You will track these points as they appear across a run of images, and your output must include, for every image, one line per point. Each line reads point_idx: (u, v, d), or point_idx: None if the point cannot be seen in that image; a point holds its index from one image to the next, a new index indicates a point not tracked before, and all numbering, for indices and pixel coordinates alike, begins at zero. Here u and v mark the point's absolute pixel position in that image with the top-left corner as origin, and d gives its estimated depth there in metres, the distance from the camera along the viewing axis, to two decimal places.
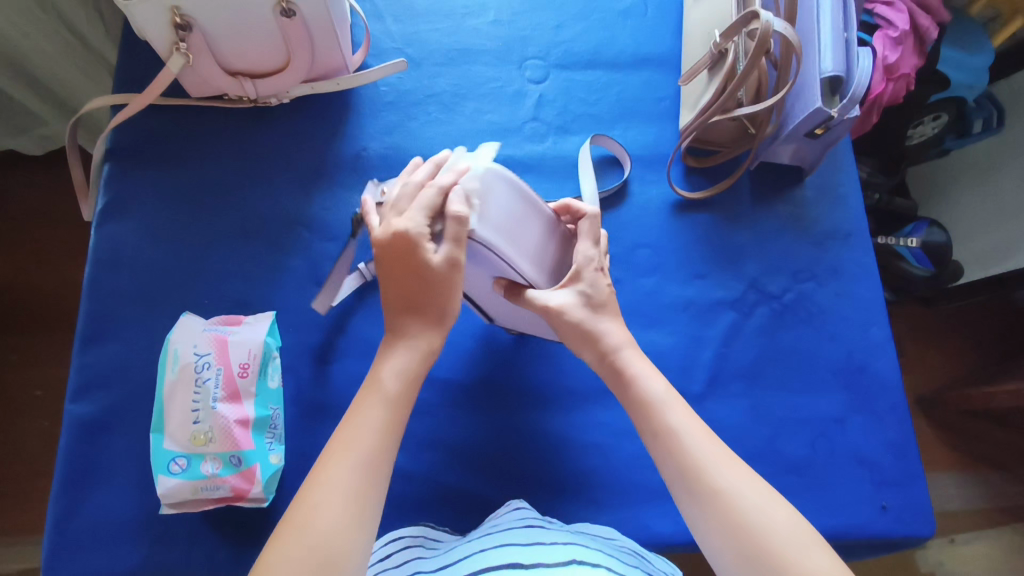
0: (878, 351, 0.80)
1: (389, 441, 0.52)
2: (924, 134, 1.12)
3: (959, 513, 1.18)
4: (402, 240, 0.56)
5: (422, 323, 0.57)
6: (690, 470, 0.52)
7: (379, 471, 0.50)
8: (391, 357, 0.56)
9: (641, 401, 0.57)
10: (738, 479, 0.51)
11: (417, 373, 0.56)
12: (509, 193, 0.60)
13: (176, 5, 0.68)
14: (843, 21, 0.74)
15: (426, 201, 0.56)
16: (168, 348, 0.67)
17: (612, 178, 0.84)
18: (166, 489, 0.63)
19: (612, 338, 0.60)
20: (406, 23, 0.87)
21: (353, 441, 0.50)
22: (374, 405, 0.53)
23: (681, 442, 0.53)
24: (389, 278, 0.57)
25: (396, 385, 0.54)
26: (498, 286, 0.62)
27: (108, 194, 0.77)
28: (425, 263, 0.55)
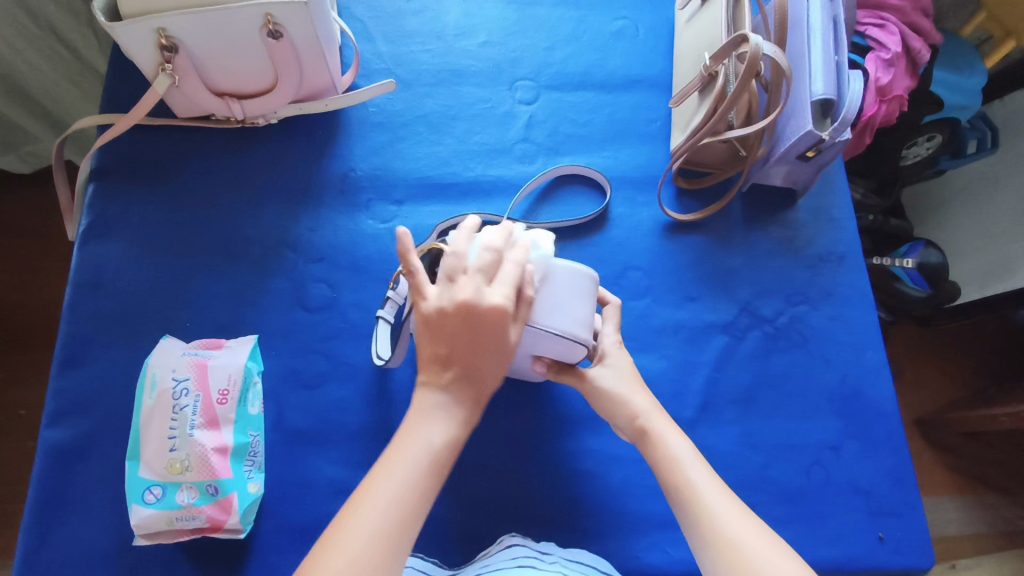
0: (872, 377, 0.78)
1: (422, 498, 0.49)
2: (917, 154, 1.12)
3: (960, 538, 1.15)
4: (495, 314, 0.52)
5: (477, 390, 0.55)
6: (704, 522, 0.52)
7: (406, 529, 0.48)
8: (427, 415, 0.53)
9: (668, 458, 0.57)
10: (753, 537, 0.50)
11: (456, 436, 0.53)
12: (573, 280, 0.59)
13: (161, 27, 0.67)
14: (832, 44, 0.74)
15: (513, 277, 0.54)
16: (146, 373, 0.65)
17: (592, 203, 0.82)
18: (140, 520, 0.61)
19: (636, 405, 0.61)
20: (397, 44, 0.87)
21: (386, 491, 0.48)
22: (414, 453, 0.51)
23: (700, 497, 0.54)
24: (459, 344, 0.53)
25: (434, 440, 0.52)
26: (538, 367, 0.63)
27: (91, 214, 0.76)
28: (507, 336, 0.54)
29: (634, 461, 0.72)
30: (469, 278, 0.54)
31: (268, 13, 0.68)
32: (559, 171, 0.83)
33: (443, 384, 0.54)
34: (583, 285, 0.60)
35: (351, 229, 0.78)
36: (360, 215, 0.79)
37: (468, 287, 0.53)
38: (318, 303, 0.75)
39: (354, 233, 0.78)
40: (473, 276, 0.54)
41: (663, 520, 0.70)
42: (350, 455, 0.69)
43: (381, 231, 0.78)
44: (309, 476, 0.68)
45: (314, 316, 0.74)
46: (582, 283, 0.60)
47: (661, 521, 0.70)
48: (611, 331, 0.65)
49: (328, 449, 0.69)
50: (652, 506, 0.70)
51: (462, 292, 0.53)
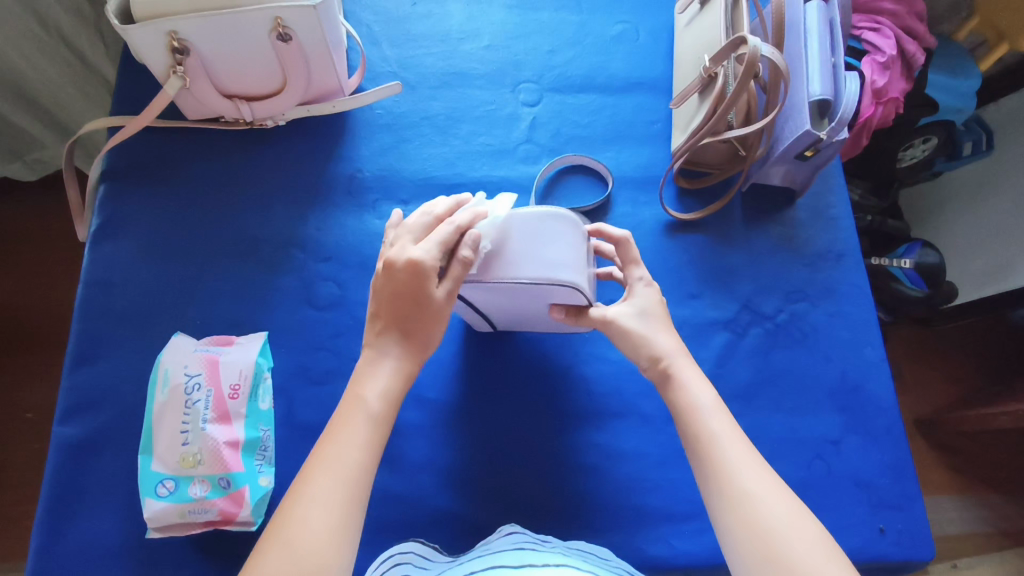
0: (872, 372, 0.79)
1: (369, 454, 0.52)
2: (914, 156, 1.13)
3: (962, 537, 1.16)
4: (412, 269, 0.54)
5: (411, 343, 0.56)
6: (720, 473, 0.54)
7: (358, 488, 0.50)
8: (373, 369, 0.55)
9: (687, 406, 0.58)
10: (768, 492, 0.52)
11: (396, 391, 0.55)
12: (541, 230, 0.59)
13: (174, 30, 0.69)
14: (828, 47, 0.76)
15: (441, 237, 0.56)
16: (158, 369, 0.67)
17: (595, 194, 0.84)
18: (153, 513, 0.62)
19: (661, 348, 0.61)
20: (402, 48, 0.89)
21: (339, 452, 0.51)
22: (355, 416, 0.53)
23: (718, 449, 0.55)
24: (385, 300, 0.56)
25: (374, 398, 0.54)
26: (557, 313, 0.64)
27: (103, 214, 0.77)
28: (430, 291, 0.55)
29: (638, 454, 0.73)
30: (402, 238, 0.58)
31: (278, 17, 0.70)
32: (562, 164, 0.85)
33: (374, 336, 0.57)
34: (551, 222, 0.59)
35: (358, 228, 0.80)
36: (367, 215, 0.80)
37: (398, 247, 0.57)
38: (326, 300, 0.76)
39: (361, 232, 0.79)
40: (405, 238, 0.57)
41: (668, 513, 0.71)
42: None
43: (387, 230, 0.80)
44: None
45: (323, 313, 0.75)
46: (553, 221, 0.59)
47: (666, 514, 0.71)
48: (635, 266, 0.65)
49: None
50: (656, 499, 0.71)
51: (394, 252, 0.57)
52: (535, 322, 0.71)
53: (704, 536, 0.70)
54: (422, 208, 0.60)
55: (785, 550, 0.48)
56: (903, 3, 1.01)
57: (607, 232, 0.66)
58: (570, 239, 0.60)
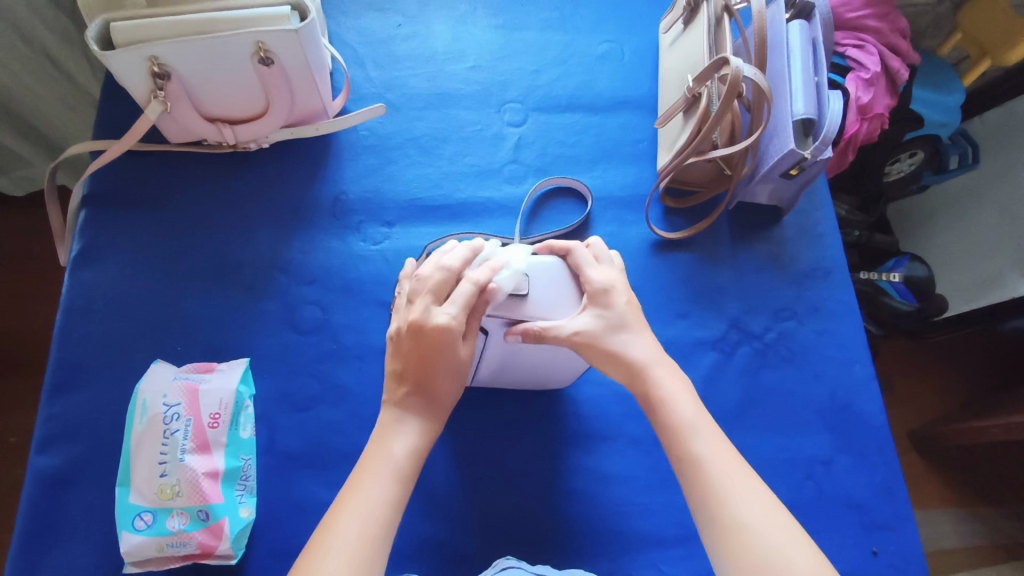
0: (861, 391, 0.79)
1: (394, 509, 0.52)
2: (901, 170, 1.14)
3: (958, 552, 1.15)
4: (437, 334, 0.55)
5: (433, 406, 0.57)
6: (712, 498, 0.52)
7: (382, 541, 0.50)
8: (397, 427, 0.56)
9: (674, 426, 0.56)
10: (761, 515, 0.51)
11: (420, 443, 0.56)
12: (551, 284, 0.60)
13: (154, 55, 0.68)
14: (811, 67, 0.76)
15: (465, 298, 0.56)
16: (137, 398, 0.65)
17: (575, 211, 0.84)
18: (129, 547, 0.61)
19: (638, 360, 0.58)
20: (387, 69, 0.89)
21: (354, 517, 0.50)
22: (379, 474, 0.53)
23: (706, 473, 0.53)
24: (411, 364, 0.56)
25: (401, 450, 0.54)
26: (513, 336, 0.58)
27: (84, 239, 0.76)
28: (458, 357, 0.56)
29: (627, 478, 0.72)
30: (422, 299, 0.57)
31: (260, 41, 0.69)
32: (538, 186, 0.83)
33: (398, 399, 0.57)
34: (554, 274, 0.60)
35: (342, 251, 0.79)
36: (351, 237, 0.80)
37: (418, 310, 0.56)
38: (310, 324, 0.75)
39: (345, 255, 0.79)
40: (425, 298, 0.57)
41: (657, 538, 0.70)
42: (343, 478, 0.68)
43: (372, 252, 0.79)
44: (302, 498, 0.67)
45: (306, 338, 0.74)
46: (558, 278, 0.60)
47: (655, 539, 0.70)
48: (591, 271, 0.60)
49: (321, 472, 0.69)
50: (645, 523, 0.70)
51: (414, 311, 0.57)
52: (522, 374, 0.69)
53: (693, 561, 0.69)
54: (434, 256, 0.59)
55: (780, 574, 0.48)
56: (886, 20, 1.01)
57: (553, 247, 0.62)
58: (564, 289, 0.60)
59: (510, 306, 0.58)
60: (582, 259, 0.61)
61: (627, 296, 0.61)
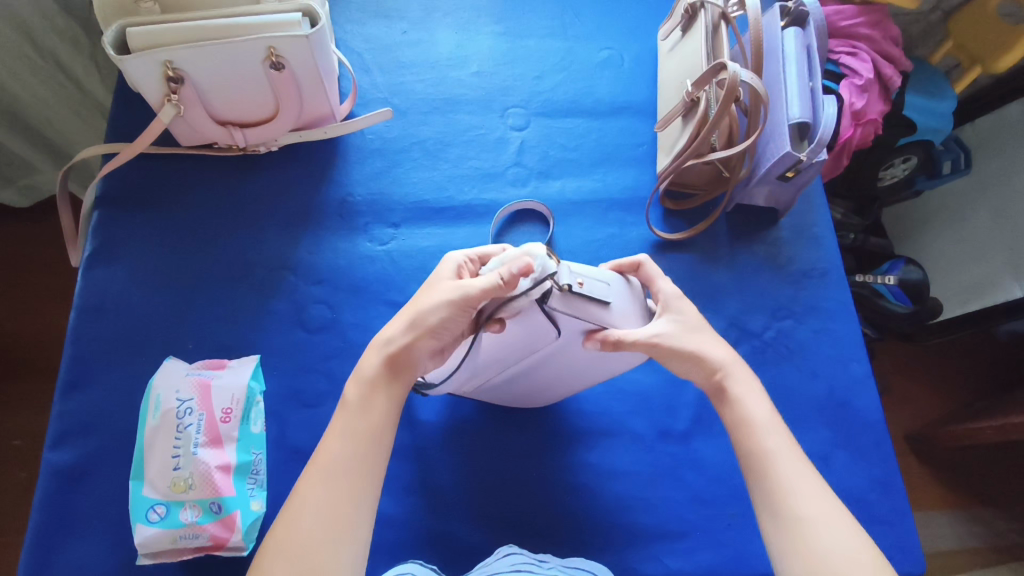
0: (858, 388, 0.81)
1: (366, 451, 0.54)
2: (894, 175, 1.16)
3: (955, 553, 1.16)
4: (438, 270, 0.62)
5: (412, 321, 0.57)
6: (770, 485, 0.55)
7: (363, 481, 0.53)
8: (373, 346, 0.58)
9: (741, 420, 0.58)
10: (819, 509, 0.53)
11: (380, 364, 0.57)
12: (623, 295, 0.61)
13: (169, 60, 0.71)
14: (805, 72, 0.79)
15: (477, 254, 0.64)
16: (151, 394, 0.67)
17: (539, 233, 0.85)
18: (143, 539, 0.62)
19: (716, 360, 0.60)
20: (392, 75, 0.91)
21: (327, 463, 0.53)
22: (345, 416, 0.55)
23: (772, 465, 0.55)
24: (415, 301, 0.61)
25: (363, 378, 0.56)
26: (592, 343, 0.59)
27: (96, 240, 0.78)
28: (442, 290, 0.57)
29: (629, 473, 0.73)
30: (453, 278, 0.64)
31: (271, 46, 0.71)
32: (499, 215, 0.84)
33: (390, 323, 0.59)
34: (626, 288, 0.62)
35: (350, 252, 0.81)
36: (358, 238, 0.81)
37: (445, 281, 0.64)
38: (318, 323, 0.77)
39: (352, 255, 0.80)
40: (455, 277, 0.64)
41: (660, 531, 0.71)
42: None
43: (379, 252, 0.81)
44: None
45: (314, 336, 0.76)
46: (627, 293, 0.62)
47: (658, 532, 0.71)
48: (662, 282, 0.64)
49: None
50: (648, 517, 0.71)
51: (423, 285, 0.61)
52: (542, 385, 0.69)
53: (697, 553, 0.70)
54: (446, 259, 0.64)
55: (818, 558, 0.51)
56: (878, 28, 1.04)
57: (624, 262, 0.65)
58: (631, 301, 0.61)
59: (584, 300, 0.57)
60: (652, 273, 0.65)
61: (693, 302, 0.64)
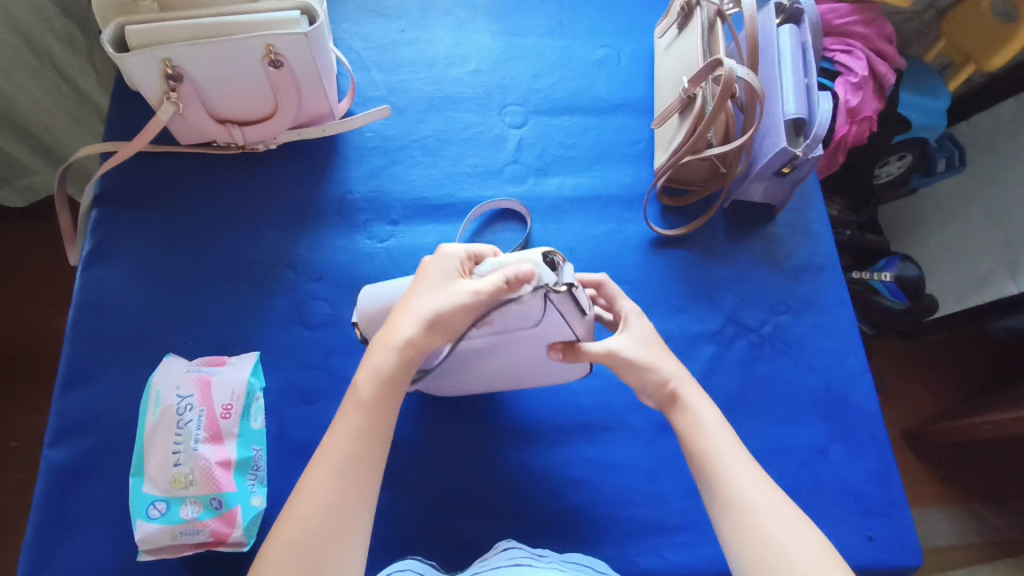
0: (854, 382, 0.81)
1: (368, 446, 0.53)
2: (891, 173, 1.18)
3: (952, 548, 1.17)
4: (435, 260, 0.58)
5: (432, 322, 0.54)
6: (718, 481, 0.55)
7: (364, 475, 0.53)
8: (385, 342, 0.55)
9: (692, 425, 0.59)
10: (767, 504, 0.53)
11: (398, 362, 0.55)
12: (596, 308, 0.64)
13: (168, 58, 0.71)
14: (801, 69, 0.79)
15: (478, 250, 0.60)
16: (151, 390, 0.67)
17: (514, 231, 0.84)
18: (144, 535, 0.62)
19: (668, 371, 0.61)
20: (391, 73, 0.91)
21: (331, 456, 0.53)
22: (350, 412, 0.54)
23: (721, 468, 0.56)
24: (412, 292, 0.57)
25: (378, 374, 0.54)
26: (556, 354, 0.61)
27: (95, 238, 0.78)
28: (456, 292, 0.55)
29: (629, 468, 0.74)
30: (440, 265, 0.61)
31: (270, 44, 0.72)
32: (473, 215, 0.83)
33: (398, 317, 0.56)
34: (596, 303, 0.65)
35: (349, 249, 0.81)
36: (357, 235, 0.82)
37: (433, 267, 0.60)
38: (318, 320, 0.77)
39: (351, 252, 0.81)
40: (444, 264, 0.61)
41: (660, 525, 0.71)
42: None
43: (378, 250, 0.81)
44: None
45: (313, 333, 0.76)
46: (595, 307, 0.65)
47: (657, 526, 0.71)
48: (623, 300, 0.66)
49: None
50: (648, 511, 0.72)
51: (419, 282, 0.58)
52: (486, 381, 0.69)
53: (696, 547, 0.71)
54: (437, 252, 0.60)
55: (768, 550, 0.51)
56: (872, 26, 1.04)
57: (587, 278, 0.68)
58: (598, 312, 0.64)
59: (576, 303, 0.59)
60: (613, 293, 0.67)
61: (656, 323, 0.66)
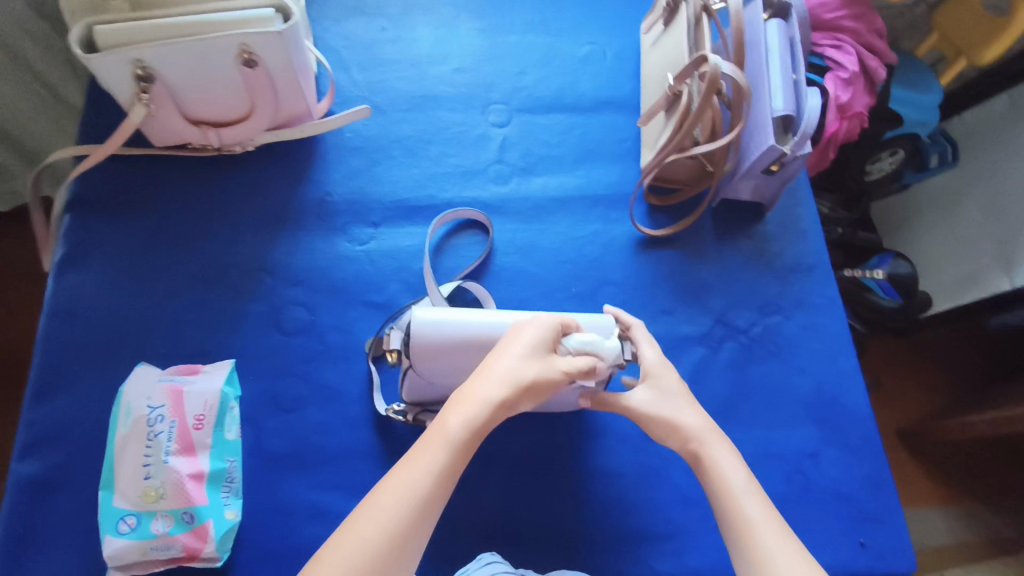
0: (846, 384, 0.80)
1: (444, 485, 0.49)
2: (882, 169, 1.15)
3: (949, 548, 1.15)
4: (541, 326, 0.56)
5: (529, 390, 0.52)
6: (737, 518, 0.52)
7: (429, 510, 0.47)
8: (475, 394, 0.51)
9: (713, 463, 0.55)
10: (775, 539, 0.50)
11: (490, 420, 0.51)
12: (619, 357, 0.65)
13: (138, 58, 0.68)
14: (789, 64, 0.78)
15: (570, 324, 0.60)
16: (120, 401, 0.65)
17: (476, 242, 0.82)
18: (112, 551, 0.60)
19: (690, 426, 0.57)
20: (371, 72, 0.89)
21: (403, 480, 0.48)
22: (435, 449, 0.49)
23: (741, 504, 0.53)
24: (513, 353, 0.54)
25: (467, 427, 0.50)
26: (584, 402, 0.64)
27: (67, 243, 0.76)
28: (556, 366, 0.54)
29: (616, 474, 0.72)
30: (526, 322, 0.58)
31: (243, 43, 0.70)
32: (435, 224, 0.80)
33: (493, 375, 0.52)
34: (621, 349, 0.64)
35: (329, 252, 0.79)
36: (337, 239, 0.80)
37: (522, 324, 0.58)
38: (296, 326, 0.75)
39: (331, 256, 0.79)
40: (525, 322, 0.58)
41: (648, 534, 0.70)
42: (331, 479, 0.68)
43: (358, 253, 0.79)
44: (288, 500, 0.67)
45: (292, 339, 0.74)
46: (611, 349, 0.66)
47: (645, 534, 0.70)
48: (645, 348, 0.63)
49: (308, 474, 0.68)
50: (636, 519, 0.70)
51: (512, 341, 0.55)
52: None
53: (685, 556, 0.69)
54: (532, 314, 0.58)
55: None
56: (862, 21, 1.03)
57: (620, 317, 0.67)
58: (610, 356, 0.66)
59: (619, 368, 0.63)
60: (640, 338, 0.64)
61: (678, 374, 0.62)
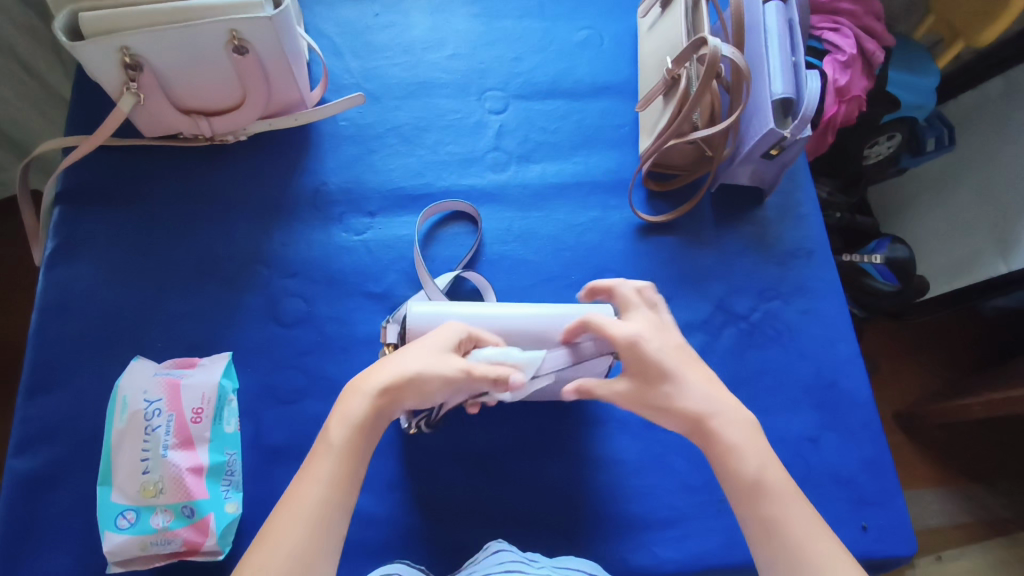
0: (846, 368, 0.79)
1: (339, 491, 0.50)
2: (879, 153, 1.15)
3: (945, 529, 1.16)
4: (444, 331, 0.58)
5: (410, 386, 0.53)
6: (759, 505, 0.52)
7: (332, 522, 0.49)
8: (355, 392, 0.53)
9: (729, 447, 0.54)
10: (802, 523, 0.51)
11: (371, 418, 0.52)
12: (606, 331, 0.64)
13: (125, 45, 0.67)
14: (788, 47, 0.76)
15: (487, 338, 0.61)
16: (116, 396, 0.64)
17: (464, 235, 0.81)
18: (112, 547, 0.59)
19: (693, 409, 0.56)
20: (365, 59, 0.88)
21: (300, 498, 0.49)
22: (322, 458, 0.51)
23: (760, 490, 0.52)
24: (405, 351, 0.56)
25: (348, 427, 0.52)
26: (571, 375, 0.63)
27: (58, 236, 0.75)
28: (450, 361, 0.54)
29: (618, 461, 0.72)
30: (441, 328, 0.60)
31: (233, 29, 0.68)
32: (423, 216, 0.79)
33: (377, 372, 0.54)
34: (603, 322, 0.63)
35: (325, 243, 0.78)
36: (333, 229, 0.79)
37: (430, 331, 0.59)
38: (293, 317, 0.74)
39: (327, 246, 0.78)
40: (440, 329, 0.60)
41: (651, 520, 0.70)
42: None
43: (354, 243, 0.78)
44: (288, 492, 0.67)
45: (289, 331, 0.73)
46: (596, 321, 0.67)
47: (647, 521, 0.69)
48: (613, 327, 0.59)
49: None
50: (638, 505, 0.70)
51: (415, 342, 0.57)
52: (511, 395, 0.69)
53: (688, 541, 0.69)
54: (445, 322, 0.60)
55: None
56: (860, 3, 1.02)
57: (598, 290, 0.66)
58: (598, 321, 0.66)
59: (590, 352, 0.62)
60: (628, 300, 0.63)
61: (658, 343, 0.58)
